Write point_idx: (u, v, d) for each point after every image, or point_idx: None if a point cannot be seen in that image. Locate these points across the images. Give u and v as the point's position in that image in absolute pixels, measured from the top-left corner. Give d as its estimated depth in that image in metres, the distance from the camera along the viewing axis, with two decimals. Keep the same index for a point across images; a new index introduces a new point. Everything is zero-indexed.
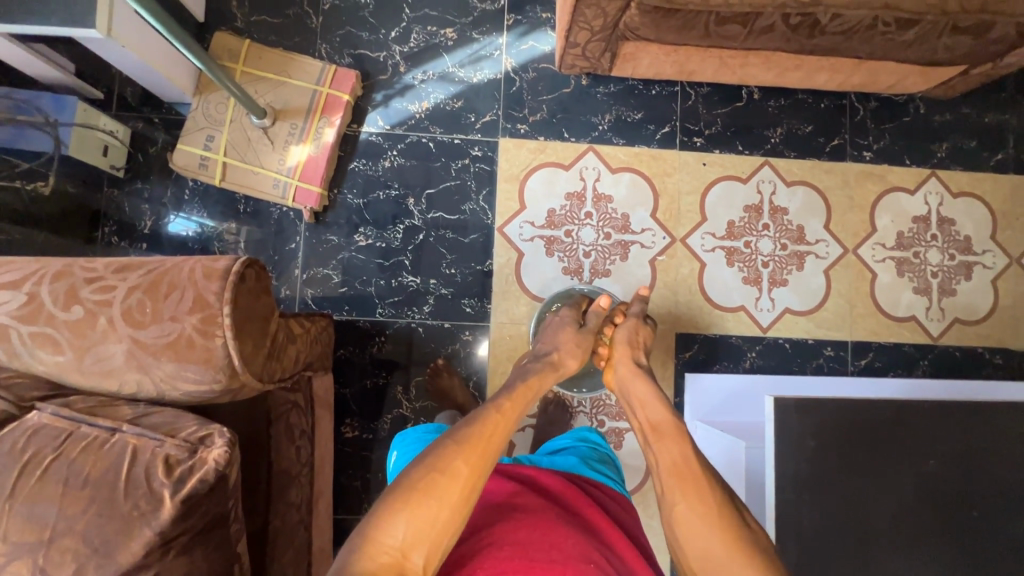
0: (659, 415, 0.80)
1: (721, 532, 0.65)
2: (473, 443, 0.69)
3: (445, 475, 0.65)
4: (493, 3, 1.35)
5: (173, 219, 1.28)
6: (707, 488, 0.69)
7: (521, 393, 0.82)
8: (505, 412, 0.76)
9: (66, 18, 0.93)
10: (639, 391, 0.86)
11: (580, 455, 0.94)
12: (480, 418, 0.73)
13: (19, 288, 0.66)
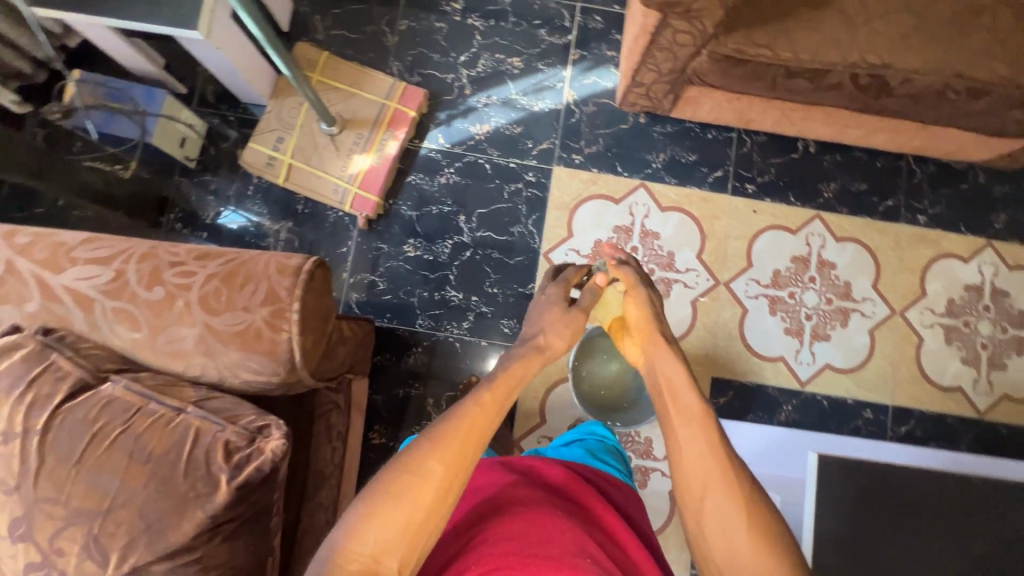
0: (689, 394, 0.66)
1: (756, 541, 0.55)
2: (449, 440, 0.60)
3: (418, 477, 0.58)
4: (561, 38, 1.40)
5: (225, 213, 1.32)
6: (735, 488, 0.58)
7: (512, 376, 0.70)
8: (493, 403, 0.65)
9: (173, 19, 1.00)
10: (665, 362, 0.72)
11: (586, 448, 0.92)
12: (461, 411, 0.63)
13: (107, 264, 0.69)
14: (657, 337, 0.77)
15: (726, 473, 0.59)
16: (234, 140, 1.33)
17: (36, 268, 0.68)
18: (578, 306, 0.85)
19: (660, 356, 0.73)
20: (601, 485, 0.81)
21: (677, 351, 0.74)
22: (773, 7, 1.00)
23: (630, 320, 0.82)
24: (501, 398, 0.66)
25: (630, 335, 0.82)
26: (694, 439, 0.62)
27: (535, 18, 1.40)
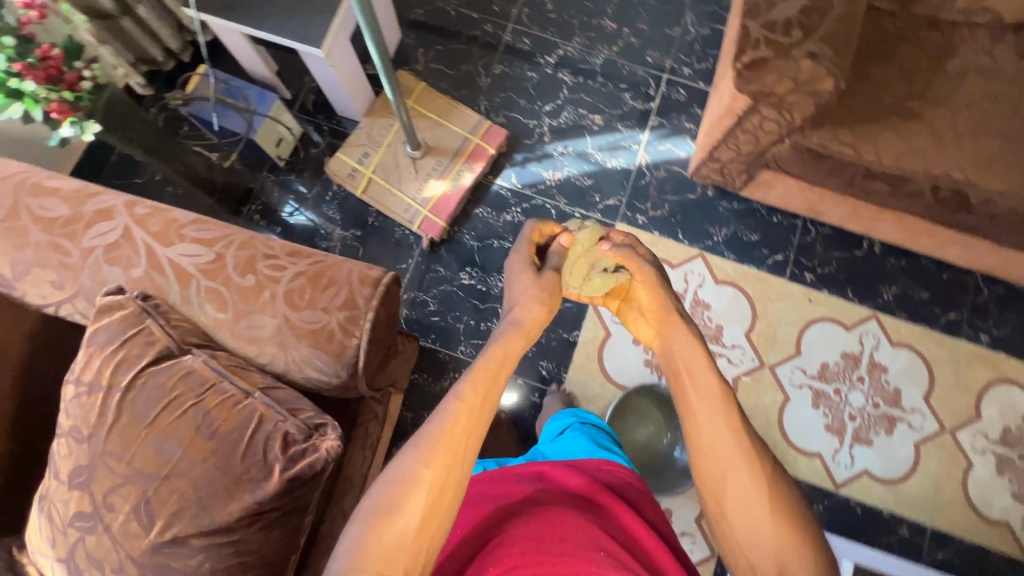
0: (707, 378, 0.69)
1: (775, 515, 0.60)
2: (439, 444, 0.62)
3: (414, 484, 0.59)
4: (643, 104, 1.46)
5: (291, 209, 1.39)
6: (755, 468, 0.62)
7: (499, 366, 0.70)
8: (474, 399, 0.66)
9: (301, 35, 1.09)
10: (682, 346, 0.74)
11: (591, 437, 0.87)
12: (449, 411, 0.64)
13: (210, 246, 0.74)
14: (670, 317, 0.78)
15: (743, 454, 0.63)
16: (324, 147, 1.41)
17: (148, 238, 0.73)
18: (549, 269, 0.83)
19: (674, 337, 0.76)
20: (618, 478, 0.76)
21: (690, 331, 0.76)
22: (863, 111, 1.02)
23: (640, 297, 0.83)
24: (488, 392, 0.67)
25: (642, 314, 0.83)
26: (711, 428, 0.66)
27: (622, 82, 1.47)
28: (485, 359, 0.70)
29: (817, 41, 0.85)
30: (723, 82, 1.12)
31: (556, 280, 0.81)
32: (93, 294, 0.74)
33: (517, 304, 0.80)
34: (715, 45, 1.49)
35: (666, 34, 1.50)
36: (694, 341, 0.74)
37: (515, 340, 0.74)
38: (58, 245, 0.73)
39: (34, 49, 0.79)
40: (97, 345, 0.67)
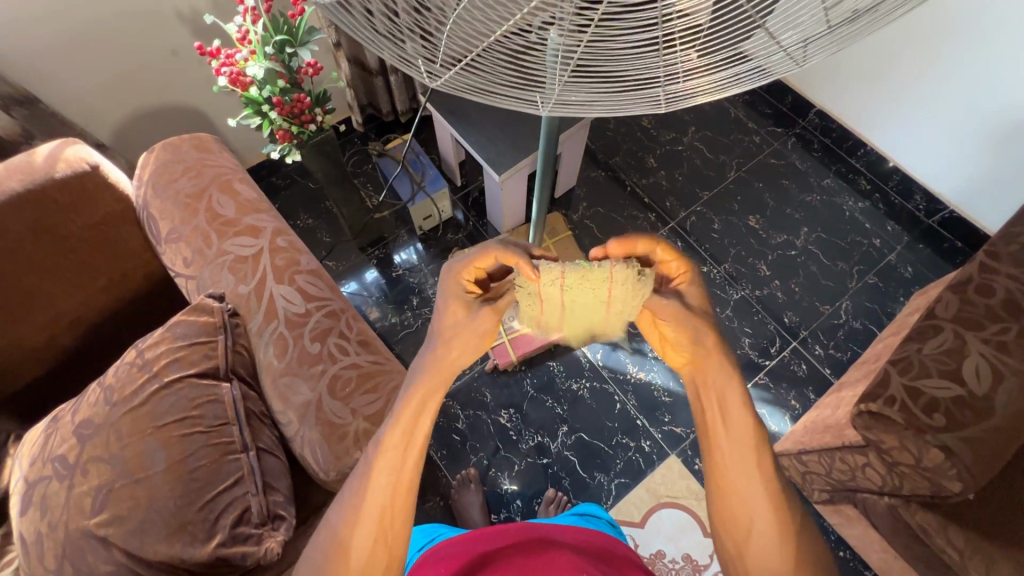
0: (744, 421, 0.59)
1: (789, 551, 0.57)
2: (367, 512, 0.58)
3: (348, 548, 0.58)
4: (758, 357, 1.40)
5: (400, 258, 1.51)
6: (780, 512, 0.58)
7: (419, 408, 0.61)
8: (393, 458, 0.59)
9: (491, 160, 1.23)
10: (717, 381, 0.60)
11: (577, 517, 0.94)
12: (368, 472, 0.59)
13: (306, 301, 0.81)
14: (708, 343, 0.60)
15: (770, 495, 0.58)
16: (461, 236, 1.53)
17: (269, 268, 0.83)
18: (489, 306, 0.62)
19: (704, 365, 0.60)
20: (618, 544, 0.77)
21: (731, 361, 0.60)
22: (992, 525, 0.87)
23: (670, 338, 0.62)
24: (408, 439, 0.59)
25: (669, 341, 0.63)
26: (737, 472, 0.58)
27: (748, 325, 1.44)
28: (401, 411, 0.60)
29: (958, 439, 0.76)
30: (844, 398, 1.04)
31: (487, 323, 0.62)
32: (204, 285, 0.84)
33: (439, 342, 0.62)
34: (859, 341, 1.42)
35: (814, 307, 1.45)
36: (734, 378, 0.60)
37: (429, 399, 0.61)
38: (207, 235, 0.85)
39: (295, 92, 0.96)
40: (172, 334, 0.75)
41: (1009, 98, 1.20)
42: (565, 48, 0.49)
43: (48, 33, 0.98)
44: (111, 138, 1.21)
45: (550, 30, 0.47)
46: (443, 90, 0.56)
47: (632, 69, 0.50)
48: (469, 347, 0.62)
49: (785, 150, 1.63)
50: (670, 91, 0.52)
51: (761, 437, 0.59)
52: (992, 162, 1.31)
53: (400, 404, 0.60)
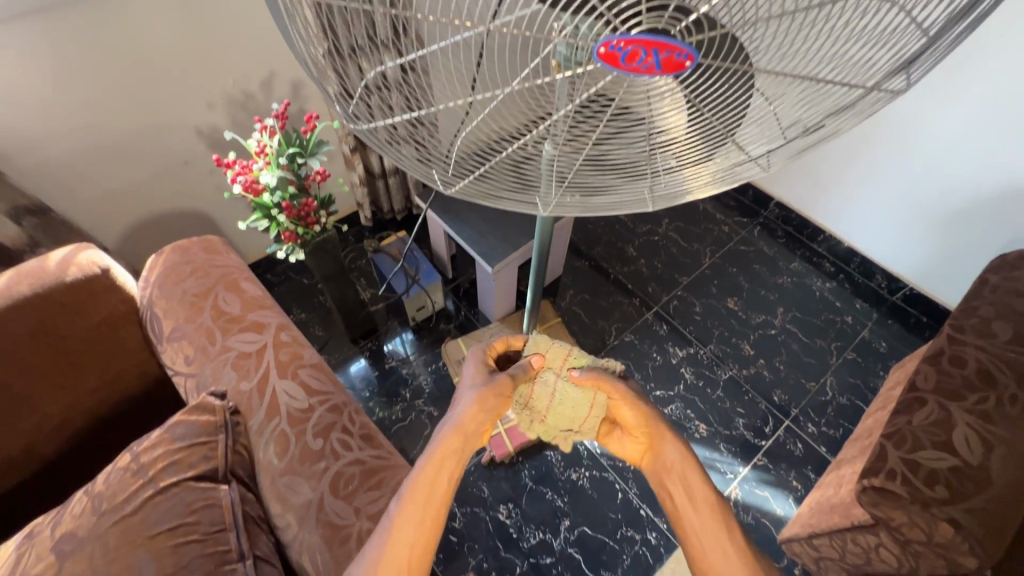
0: (702, 492, 0.65)
1: None
2: (389, 563, 0.59)
3: None
4: (754, 437, 1.41)
5: (391, 346, 1.52)
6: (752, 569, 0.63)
7: (439, 468, 0.62)
8: (415, 511, 0.60)
9: (484, 253, 1.30)
10: (672, 462, 0.67)
11: None
12: (390, 527, 0.60)
13: (309, 395, 0.81)
14: (656, 424, 0.68)
15: (741, 557, 0.63)
16: (452, 326, 1.56)
17: (272, 363, 0.83)
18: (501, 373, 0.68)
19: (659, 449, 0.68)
20: None
21: (681, 442, 0.68)
22: None
23: (623, 414, 0.70)
24: (431, 495, 0.61)
25: (623, 429, 0.71)
26: (711, 541, 0.64)
27: (739, 405, 1.46)
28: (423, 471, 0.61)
29: (964, 512, 0.76)
30: (844, 475, 1.04)
31: (504, 385, 0.66)
32: (204, 383, 0.84)
33: (457, 405, 0.65)
34: (848, 418, 1.44)
35: (801, 384, 1.49)
36: (686, 457, 0.67)
37: (450, 461, 0.62)
38: (210, 332, 0.87)
39: (302, 197, 1.03)
40: (170, 434, 0.73)
41: (945, 186, 1.36)
42: (566, 158, 0.56)
43: (69, 147, 1.05)
44: (115, 242, 1.25)
45: (545, 144, 0.55)
46: (456, 195, 0.63)
47: (620, 174, 0.58)
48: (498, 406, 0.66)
49: (753, 238, 1.76)
50: (655, 191, 0.60)
51: (723, 505, 0.66)
52: (941, 243, 1.44)
53: (421, 462, 0.62)
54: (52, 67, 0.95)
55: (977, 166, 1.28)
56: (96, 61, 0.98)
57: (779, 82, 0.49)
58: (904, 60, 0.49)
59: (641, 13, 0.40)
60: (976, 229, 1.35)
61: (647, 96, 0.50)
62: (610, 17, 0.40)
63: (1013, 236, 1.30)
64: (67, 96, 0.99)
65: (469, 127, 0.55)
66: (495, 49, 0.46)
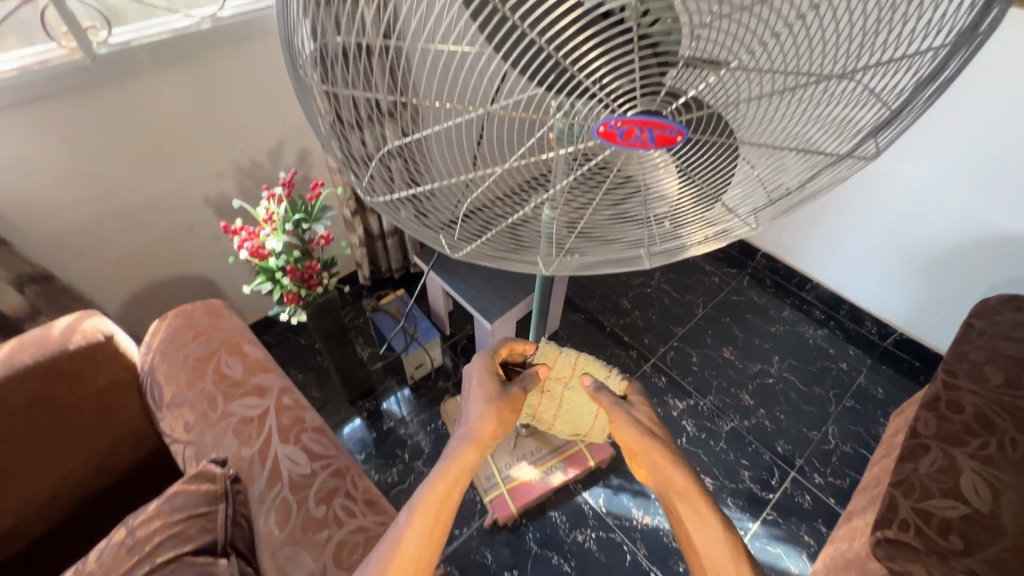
0: (713, 524, 0.65)
1: None
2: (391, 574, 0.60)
3: None
4: (761, 490, 1.38)
5: (389, 404, 1.50)
6: None
7: (451, 479, 0.66)
8: (423, 521, 0.63)
9: (482, 310, 1.32)
10: (683, 491, 0.68)
11: None
12: (397, 536, 0.63)
13: (311, 460, 0.80)
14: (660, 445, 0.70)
15: None
16: (451, 383, 1.54)
17: (274, 427, 0.82)
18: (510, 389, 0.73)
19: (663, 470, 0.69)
20: None
21: (693, 473, 0.68)
22: None
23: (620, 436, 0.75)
24: (442, 505, 0.64)
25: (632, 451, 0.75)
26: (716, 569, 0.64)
27: (744, 457, 1.44)
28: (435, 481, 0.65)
29: (982, 562, 0.75)
30: (856, 527, 1.02)
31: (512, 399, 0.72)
32: (204, 451, 0.82)
33: (473, 417, 0.70)
34: (854, 467, 1.43)
35: (803, 433, 1.48)
36: (697, 488, 0.67)
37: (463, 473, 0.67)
38: (212, 398, 0.86)
39: (306, 260, 1.06)
40: (168, 506, 0.71)
41: (923, 234, 1.42)
42: (565, 221, 0.60)
43: (79, 217, 1.08)
44: (115, 308, 1.25)
45: (544, 209, 0.59)
46: (460, 258, 0.65)
47: (617, 231, 0.62)
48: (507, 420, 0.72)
49: (743, 288, 1.80)
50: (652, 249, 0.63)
51: (738, 542, 0.64)
52: (925, 288, 1.48)
53: (435, 472, 0.66)
54: (69, 143, 0.99)
55: (951, 214, 1.35)
56: (112, 137, 1.04)
57: (763, 152, 0.53)
58: (879, 125, 0.53)
59: (634, 97, 0.44)
60: (961, 272, 1.39)
61: (642, 167, 0.54)
62: (605, 100, 0.44)
63: (997, 279, 1.34)
64: (81, 170, 1.03)
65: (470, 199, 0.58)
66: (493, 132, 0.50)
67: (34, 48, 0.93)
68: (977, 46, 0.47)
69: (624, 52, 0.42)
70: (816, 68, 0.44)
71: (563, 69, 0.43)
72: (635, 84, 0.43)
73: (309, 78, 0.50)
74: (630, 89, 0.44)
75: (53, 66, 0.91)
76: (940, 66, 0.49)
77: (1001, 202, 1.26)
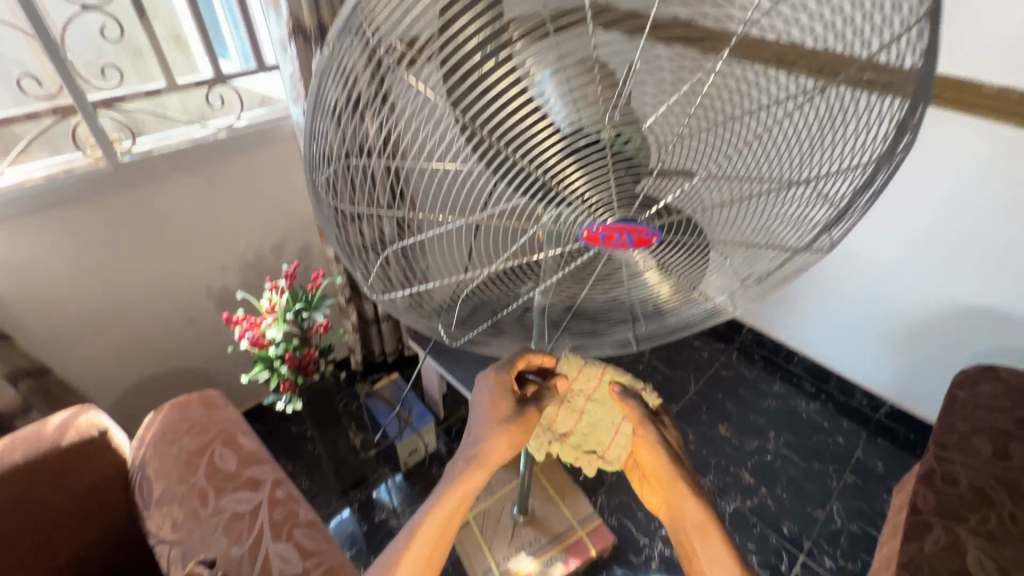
0: (718, 550, 0.67)
1: None
2: None
3: None
4: None
5: (381, 492, 1.46)
6: None
7: (452, 505, 0.66)
8: (423, 544, 0.65)
9: None
10: (689, 519, 0.68)
11: None
12: (398, 556, 0.65)
13: (304, 557, 0.77)
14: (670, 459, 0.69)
15: None
16: None
17: (266, 523, 0.81)
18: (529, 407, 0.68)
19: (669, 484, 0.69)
20: None
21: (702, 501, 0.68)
22: None
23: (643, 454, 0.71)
24: (442, 530, 0.66)
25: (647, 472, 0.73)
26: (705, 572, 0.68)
27: (750, 541, 1.39)
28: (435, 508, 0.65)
29: None
30: None
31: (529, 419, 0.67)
32: (192, 551, 0.80)
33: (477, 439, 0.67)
34: (863, 548, 1.38)
35: (808, 513, 1.45)
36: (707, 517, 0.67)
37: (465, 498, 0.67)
38: (204, 494, 0.84)
39: (304, 347, 1.08)
40: None
41: (894, 311, 1.46)
42: (557, 300, 0.66)
43: (82, 311, 1.11)
44: (107, 401, 1.24)
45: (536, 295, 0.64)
46: (458, 344, 0.72)
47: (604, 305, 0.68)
48: (516, 441, 0.67)
49: (733, 363, 1.83)
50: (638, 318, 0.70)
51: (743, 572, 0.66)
52: (904, 364, 1.51)
53: (436, 496, 0.66)
54: (82, 241, 1.05)
55: (916, 296, 1.40)
56: (124, 235, 1.09)
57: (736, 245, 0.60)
58: (830, 224, 0.60)
59: (609, 209, 0.51)
60: (941, 344, 1.41)
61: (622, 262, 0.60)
62: (588, 210, 0.51)
63: (979, 352, 1.35)
64: (90, 266, 1.08)
65: (467, 290, 0.63)
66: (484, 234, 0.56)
67: (62, 157, 1.01)
68: (896, 166, 0.56)
69: (599, 167, 0.48)
70: (773, 173, 0.52)
71: (547, 187, 0.49)
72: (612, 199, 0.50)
73: (322, 202, 0.52)
74: (608, 201, 0.51)
75: (77, 173, 0.98)
76: (872, 175, 0.56)
77: (968, 277, 1.29)
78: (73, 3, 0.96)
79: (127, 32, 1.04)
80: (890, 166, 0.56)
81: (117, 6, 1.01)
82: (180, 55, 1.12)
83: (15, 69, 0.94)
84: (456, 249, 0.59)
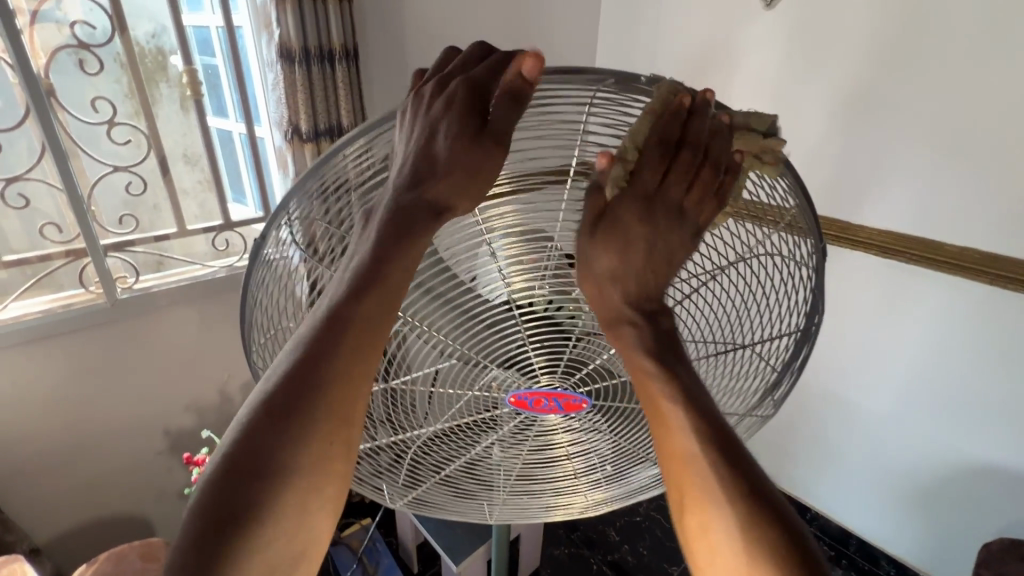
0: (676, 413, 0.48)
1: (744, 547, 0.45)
2: (301, 418, 0.44)
3: (278, 463, 0.43)
4: None
5: None
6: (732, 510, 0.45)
7: (379, 309, 0.47)
8: (345, 366, 0.46)
9: (448, 547, 1.20)
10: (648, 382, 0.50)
11: None
12: (306, 373, 0.45)
13: None
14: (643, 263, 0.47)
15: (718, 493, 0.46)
16: None
17: None
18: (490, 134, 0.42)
19: (629, 343, 0.50)
20: None
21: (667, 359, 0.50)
22: None
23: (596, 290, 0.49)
24: (362, 345, 0.46)
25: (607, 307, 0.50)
26: (693, 483, 0.47)
27: None
28: (354, 308, 0.46)
29: None
30: None
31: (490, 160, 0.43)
32: None
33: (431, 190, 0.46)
34: None
35: None
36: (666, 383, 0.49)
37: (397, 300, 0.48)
38: None
39: None
40: None
41: (904, 462, 1.30)
42: (511, 459, 0.67)
43: (46, 443, 1.09)
44: (50, 540, 1.16)
45: (495, 450, 0.66)
46: (398, 501, 0.67)
47: (556, 472, 0.68)
48: (461, 191, 0.46)
49: None
50: (588, 488, 0.69)
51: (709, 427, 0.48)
52: (932, 532, 1.30)
53: (359, 295, 0.46)
54: (64, 374, 1.07)
55: (917, 449, 1.27)
56: (107, 367, 1.12)
57: None
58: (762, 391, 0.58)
59: (538, 376, 0.59)
60: (955, 508, 1.24)
61: (565, 425, 0.65)
62: (526, 376, 0.59)
63: (996, 518, 1.19)
64: (66, 398, 1.09)
65: (419, 442, 0.65)
66: (438, 395, 0.63)
67: (65, 294, 1.08)
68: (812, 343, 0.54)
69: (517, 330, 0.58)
70: (688, 333, 0.61)
71: (470, 356, 0.60)
72: (533, 358, 0.59)
73: None
74: (532, 364, 0.59)
75: (73, 310, 1.05)
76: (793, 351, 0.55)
77: (983, 439, 1.16)
78: (107, 165, 1.10)
79: (151, 186, 1.17)
80: (794, 375, 0.56)
81: (146, 166, 1.15)
82: (194, 203, 1.23)
83: (39, 219, 1.04)
84: (415, 409, 0.63)
